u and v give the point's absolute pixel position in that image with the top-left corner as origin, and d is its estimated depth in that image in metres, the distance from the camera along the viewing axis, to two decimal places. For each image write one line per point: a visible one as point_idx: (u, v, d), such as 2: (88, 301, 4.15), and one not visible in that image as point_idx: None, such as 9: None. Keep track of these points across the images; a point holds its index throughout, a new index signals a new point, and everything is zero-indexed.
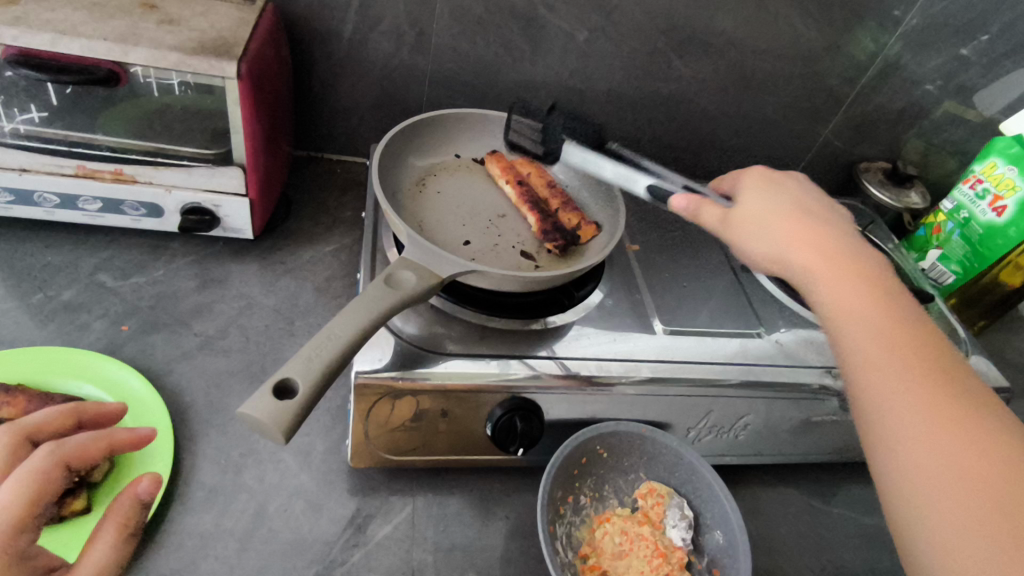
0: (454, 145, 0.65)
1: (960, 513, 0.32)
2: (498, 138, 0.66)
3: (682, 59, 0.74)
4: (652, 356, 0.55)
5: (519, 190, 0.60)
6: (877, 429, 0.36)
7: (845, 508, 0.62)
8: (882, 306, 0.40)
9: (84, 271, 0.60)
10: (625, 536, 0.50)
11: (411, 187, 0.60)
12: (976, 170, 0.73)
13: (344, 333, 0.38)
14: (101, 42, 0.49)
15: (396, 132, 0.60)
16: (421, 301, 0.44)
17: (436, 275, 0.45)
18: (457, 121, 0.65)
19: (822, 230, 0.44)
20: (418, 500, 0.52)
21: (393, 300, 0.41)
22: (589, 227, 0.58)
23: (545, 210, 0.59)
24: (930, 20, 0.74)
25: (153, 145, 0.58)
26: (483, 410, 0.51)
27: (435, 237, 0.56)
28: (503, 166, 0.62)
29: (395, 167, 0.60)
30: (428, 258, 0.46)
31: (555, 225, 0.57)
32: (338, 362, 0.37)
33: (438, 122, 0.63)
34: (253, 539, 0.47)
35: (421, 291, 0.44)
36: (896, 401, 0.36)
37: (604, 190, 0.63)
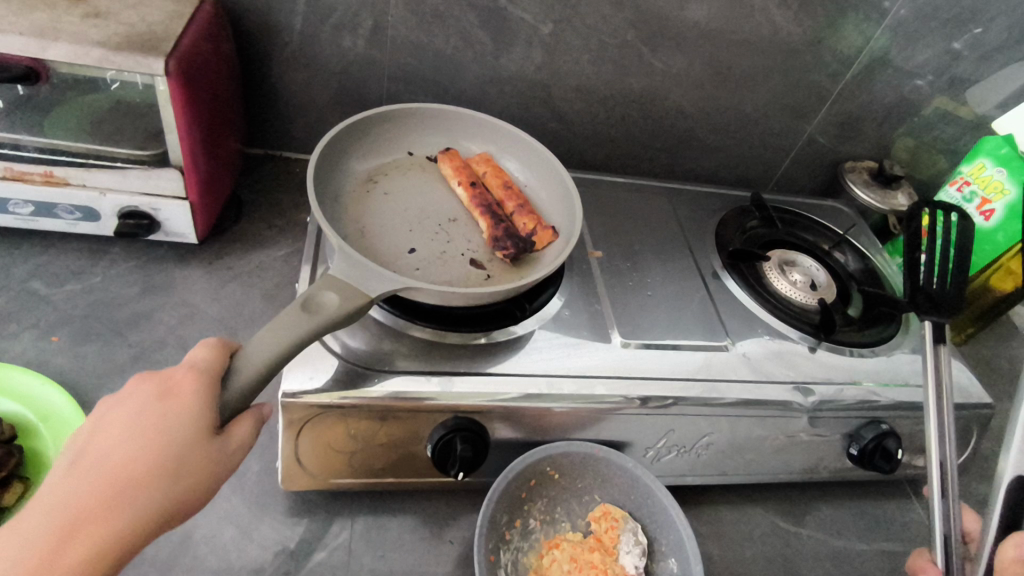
0: (408, 141, 0.63)
1: None
2: (451, 135, 0.64)
3: (654, 53, 0.70)
4: (608, 371, 0.52)
5: (470, 192, 0.58)
6: None
7: (815, 529, 0.59)
8: None
9: (17, 278, 0.58)
10: (573, 563, 0.48)
11: (355, 192, 0.58)
12: (965, 171, 0.71)
13: (259, 356, 0.37)
14: (17, 37, 0.46)
15: (341, 130, 0.58)
16: (346, 323, 0.41)
17: (364, 295, 0.42)
18: (408, 117, 0.62)
19: None
20: (357, 523, 0.50)
21: (307, 327, 0.39)
22: (544, 232, 0.56)
23: (499, 215, 0.56)
24: (920, 11, 0.70)
25: (85, 146, 0.55)
26: (424, 430, 0.48)
27: (377, 242, 0.54)
28: (456, 166, 0.60)
29: (338, 169, 0.58)
30: (356, 275, 0.43)
31: (507, 233, 0.55)
32: (255, 384, 0.37)
33: (386, 120, 0.61)
34: (176, 567, 0.45)
35: (344, 315, 0.41)
36: None
37: (562, 191, 0.61)
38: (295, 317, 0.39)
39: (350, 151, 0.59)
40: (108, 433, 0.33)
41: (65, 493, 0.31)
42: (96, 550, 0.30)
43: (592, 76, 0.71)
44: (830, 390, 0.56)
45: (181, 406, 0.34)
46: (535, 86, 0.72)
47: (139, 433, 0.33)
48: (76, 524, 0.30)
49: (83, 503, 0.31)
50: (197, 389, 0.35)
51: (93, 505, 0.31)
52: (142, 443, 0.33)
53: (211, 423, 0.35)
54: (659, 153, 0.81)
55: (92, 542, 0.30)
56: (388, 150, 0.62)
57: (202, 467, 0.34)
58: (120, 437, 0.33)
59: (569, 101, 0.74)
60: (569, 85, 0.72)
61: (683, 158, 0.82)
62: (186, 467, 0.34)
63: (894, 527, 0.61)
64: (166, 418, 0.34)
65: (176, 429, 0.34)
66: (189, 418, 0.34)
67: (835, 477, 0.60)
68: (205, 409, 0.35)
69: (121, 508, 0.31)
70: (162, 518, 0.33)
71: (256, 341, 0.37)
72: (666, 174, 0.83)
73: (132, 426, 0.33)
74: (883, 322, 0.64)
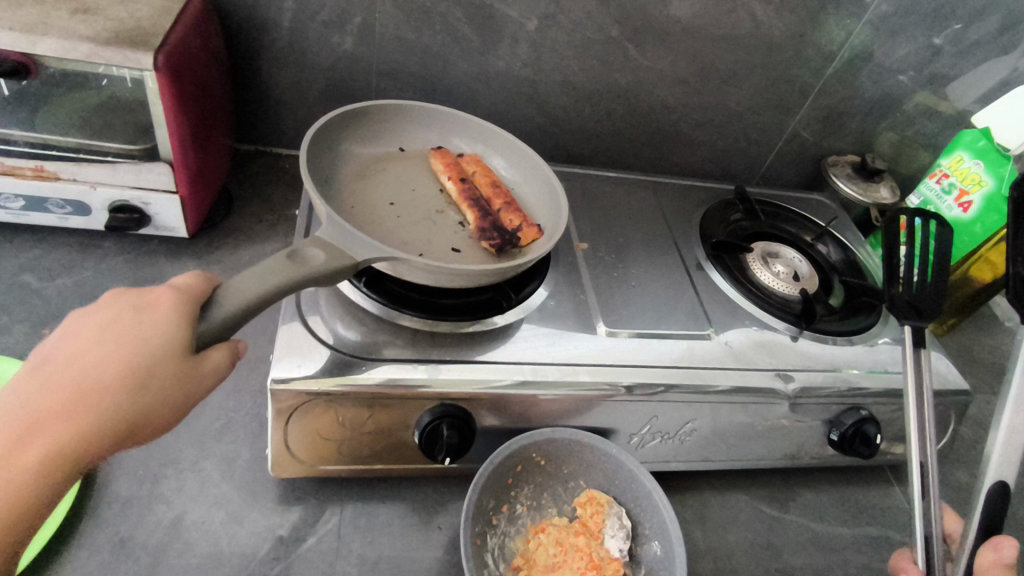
0: (403, 137, 0.64)
1: None
2: (443, 134, 0.66)
3: (639, 49, 0.71)
4: (592, 360, 0.53)
5: (459, 187, 0.59)
6: None
7: (797, 513, 0.60)
8: None
9: (8, 271, 0.58)
10: (559, 547, 0.49)
11: (347, 177, 0.59)
12: (943, 164, 0.72)
13: (244, 289, 0.38)
14: (6, 32, 0.47)
15: (335, 115, 0.59)
16: (326, 281, 0.42)
17: (349, 258, 0.44)
18: (405, 114, 0.64)
19: None
20: (346, 510, 0.51)
21: (292, 274, 0.40)
22: (530, 229, 0.56)
23: (485, 209, 0.57)
24: (899, 7, 0.71)
25: (76, 141, 0.55)
26: (411, 418, 0.49)
27: (366, 221, 0.56)
28: (446, 162, 0.61)
29: (330, 152, 0.59)
30: (346, 241, 0.45)
31: (494, 225, 0.56)
32: (236, 316, 0.37)
33: (378, 112, 0.62)
34: (167, 553, 0.45)
35: (326, 271, 0.42)
36: None
37: (550, 191, 0.62)
38: (281, 263, 0.40)
39: (346, 136, 0.61)
40: (80, 342, 0.34)
41: (32, 392, 0.33)
42: (57, 445, 0.32)
43: (578, 72, 0.72)
44: (810, 377, 0.57)
45: (153, 321, 0.35)
46: (522, 82, 0.73)
47: (109, 343, 0.34)
48: (39, 419, 0.32)
49: (47, 402, 0.32)
50: (173, 304, 0.36)
51: (54, 406, 0.32)
52: (113, 351, 0.34)
53: (182, 344, 0.35)
54: (644, 149, 0.82)
55: (51, 438, 0.32)
56: (380, 142, 0.63)
57: (170, 381, 0.35)
58: (90, 342, 0.34)
59: (556, 97, 0.75)
60: (556, 81, 0.73)
61: (670, 152, 0.83)
62: (152, 379, 0.34)
63: (874, 512, 0.62)
64: (137, 329, 0.35)
65: (146, 340, 0.34)
66: (161, 332, 0.35)
67: (817, 463, 0.61)
68: (177, 326, 0.35)
69: (84, 409, 0.33)
70: (127, 425, 0.34)
71: (242, 276, 0.38)
72: (653, 169, 0.84)
73: (105, 335, 0.35)
74: (864, 310, 0.66)
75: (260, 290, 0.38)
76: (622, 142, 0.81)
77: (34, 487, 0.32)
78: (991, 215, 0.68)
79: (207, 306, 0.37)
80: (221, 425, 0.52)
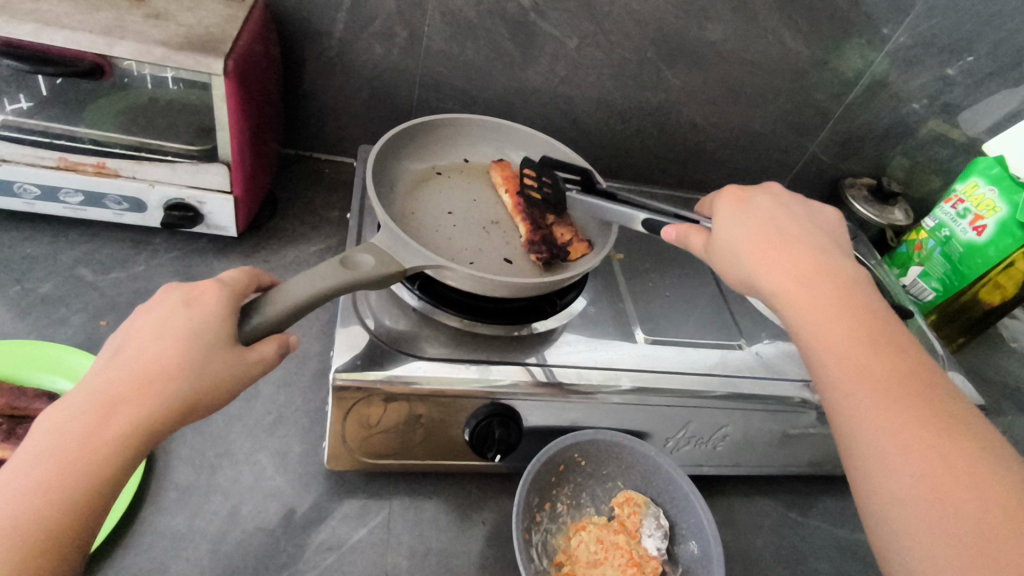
0: (464, 149, 0.68)
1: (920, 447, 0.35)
2: (499, 149, 0.69)
3: (671, 69, 0.74)
4: (633, 365, 0.55)
5: (516, 199, 0.62)
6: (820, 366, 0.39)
7: (820, 520, 0.62)
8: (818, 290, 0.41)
9: (64, 264, 0.60)
10: (600, 544, 0.51)
11: (410, 188, 0.62)
12: (958, 189, 0.73)
13: (293, 293, 0.41)
14: (86, 35, 0.49)
15: (395, 133, 0.62)
16: (377, 285, 0.45)
17: (398, 265, 0.46)
18: (468, 128, 0.67)
19: (782, 241, 0.44)
20: (394, 504, 0.52)
21: (343, 279, 0.42)
22: (580, 244, 0.59)
23: (538, 223, 0.60)
24: (918, 38, 0.74)
25: (138, 140, 0.57)
26: (460, 416, 0.50)
27: (425, 227, 0.59)
28: (506, 175, 0.64)
29: (391, 167, 0.62)
30: (397, 248, 0.48)
31: (543, 239, 0.58)
32: (286, 316, 0.40)
33: (443, 126, 0.66)
34: (226, 540, 0.47)
35: (375, 276, 0.45)
36: (845, 361, 0.38)
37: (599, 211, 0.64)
38: (333, 268, 0.43)
39: (407, 148, 0.64)
40: (139, 335, 0.37)
41: (105, 379, 0.35)
42: (128, 428, 0.34)
43: (612, 89, 0.75)
44: None
45: (202, 313, 0.38)
46: (557, 97, 0.75)
47: (164, 336, 0.37)
48: (110, 405, 0.34)
49: (115, 389, 0.35)
50: (217, 299, 0.39)
51: (125, 389, 0.35)
52: (172, 340, 0.37)
53: (230, 333, 0.38)
54: (670, 165, 0.85)
55: (127, 417, 0.34)
56: (443, 154, 0.66)
57: (222, 369, 0.37)
58: (152, 335, 0.37)
59: (589, 112, 0.78)
60: (591, 98, 0.76)
61: (694, 169, 0.86)
62: (206, 367, 0.37)
63: None
64: (192, 320, 0.38)
65: (201, 329, 0.38)
66: (212, 323, 0.38)
67: (839, 472, 0.64)
68: (222, 319, 0.39)
69: (150, 393, 0.35)
70: (186, 408, 0.36)
71: (295, 280, 0.41)
72: (678, 184, 0.87)
73: (163, 326, 0.38)
74: None
75: (307, 294, 0.41)
76: (649, 157, 0.84)
77: (110, 465, 0.33)
78: (1005, 239, 0.70)
79: (258, 306, 0.40)
80: (272, 419, 0.54)
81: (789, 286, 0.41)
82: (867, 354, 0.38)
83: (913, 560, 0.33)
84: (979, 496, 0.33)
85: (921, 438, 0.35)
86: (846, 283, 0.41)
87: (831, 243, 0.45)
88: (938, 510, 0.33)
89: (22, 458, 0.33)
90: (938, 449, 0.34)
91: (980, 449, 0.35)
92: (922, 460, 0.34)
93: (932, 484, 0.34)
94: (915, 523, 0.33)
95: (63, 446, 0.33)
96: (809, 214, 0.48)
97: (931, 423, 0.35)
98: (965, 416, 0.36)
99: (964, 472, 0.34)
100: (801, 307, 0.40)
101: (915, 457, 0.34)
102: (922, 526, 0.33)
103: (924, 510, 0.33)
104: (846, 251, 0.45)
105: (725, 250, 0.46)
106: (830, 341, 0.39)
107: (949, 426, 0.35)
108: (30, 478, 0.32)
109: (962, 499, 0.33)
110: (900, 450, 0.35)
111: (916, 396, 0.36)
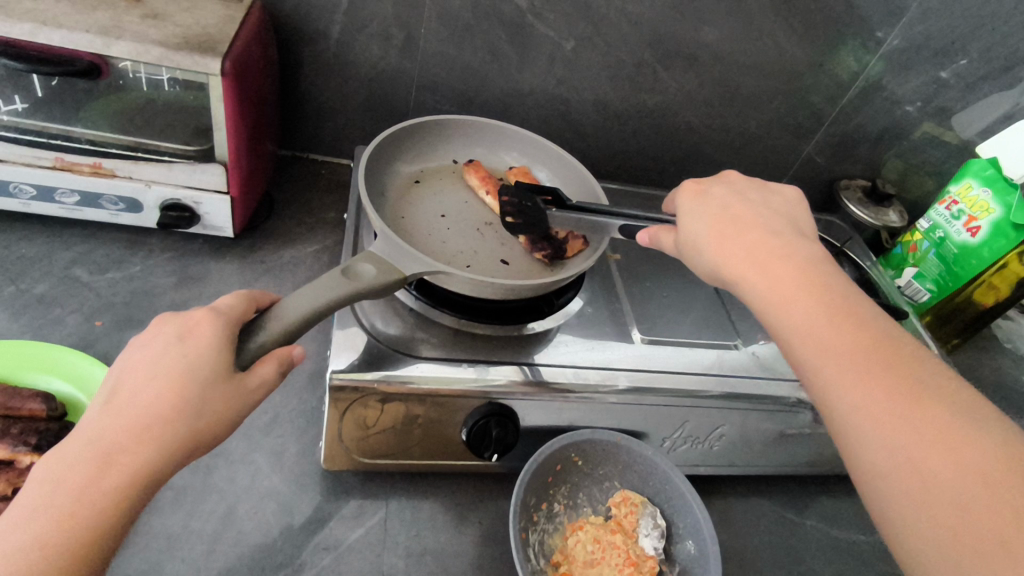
0: (455, 150, 0.68)
1: (890, 415, 0.34)
2: (493, 149, 0.69)
3: (667, 71, 0.75)
4: (630, 365, 0.55)
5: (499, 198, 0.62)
6: (790, 348, 0.38)
7: (817, 520, 0.62)
8: (778, 271, 0.41)
9: (60, 264, 0.60)
10: (597, 544, 0.51)
11: (401, 190, 0.63)
12: (952, 191, 0.74)
13: (296, 309, 0.40)
14: (83, 34, 0.49)
15: (385, 137, 0.62)
16: (381, 292, 0.45)
17: (399, 272, 0.46)
18: (460, 128, 0.67)
19: (741, 231, 0.44)
20: (391, 504, 0.52)
21: (346, 289, 0.42)
22: (576, 242, 0.59)
23: None
24: (912, 42, 0.75)
25: (134, 140, 0.57)
26: (456, 416, 0.50)
27: (417, 229, 0.59)
28: (481, 176, 0.64)
29: (383, 169, 0.62)
30: (395, 254, 0.48)
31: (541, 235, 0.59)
32: (289, 332, 0.40)
33: (434, 127, 0.66)
34: (221, 541, 0.47)
35: (376, 283, 0.44)
36: (811, 341, 0.37)
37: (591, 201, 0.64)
38: (336, 278, 0.43)
39: (400, 150, 0.64)
40: (133, 375, 0.36)
41: (101, 427, 0.34)
42: (129, 477, 0.33)
43: (608, 91, 0.76)
44: None
45: (199, 349, 0.37)
46: (554, 99, 0.76)
47: (160, 375, 0.36)
48: (109, 454, 0.33)
49: (113, 436, 0.33)
50: (214, 329, 0.38)
51: (123, 436, 0.34)
52: (170, 381, 0.35)
53: (229, 365, 0.37)
54: (667, 166, 0.85)
55: (128, 464, 0.33)
56: (436, 156, 0.67)
57: (223, 405, 0.37)
58: (147, 376, 0.36)
59: (586, 114, 0.78)
60: (587, 99, 0.76)
61: (691, 170, 0.86)
62: (207, 407, 0.36)
63: None
64: (189, 358, 0.36)
65: (198, 367, 0.36)
66: (209, 358, 0.37)
67: (835, 472, 0.64)
68: (221, 349, 0.37)
69: (152, 437, 0.34)
70: (189, 448, 0.35)
71: (297, 295, 0.41)
72: (675, 185, 0.88)
73: (157, 365, 0.36)
74: None
75: (309, 308, 0.41)
76: (645, 159, 0.84)
77: (119, 510, 0.33)
78: (999, 240, 0.70)
79: (261, 323, 0.40)
80: (268, 419, 0.54)
81: (749, 274, 0.41)
82: (830, 335, 0.37)
83: (909, 540, 0.32)
84: (953, 454, 0.32)
85: (893, 411, 0.34)
86: (808, 262, 0.41)
87: (790, 227, 0.45)
88: (923, 483, 0.32)
89: (15, 513, 0.31)
90: (913, 414, 0.34)
91: (956, 415, 0.33)
92: (895, 427, 0.34)
93: (910, 459, 0.33)
94: (901, 499, 0.33)
95: (65, 497, 0.31)
96: (768, 203, 0.48)
97: (903, 390, 0.35)
98: (939, 382, 0.35)
99: (940, 440, 0.33)
100: (765, 293, 0.40)
101: (892, 424, 0.34)
102: (911, 503, 0.32)
103: (903, 474, 0.33)
104: (805, 235, 0.45)
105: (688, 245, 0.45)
106: (793, 321, 0.38)
107: (920, 388, 0.35)
108: (32, 535, 0.30)
109: (937, 458, 0.32)
110: (874, 420, 0.34)
111: (887, 369, 0.35)
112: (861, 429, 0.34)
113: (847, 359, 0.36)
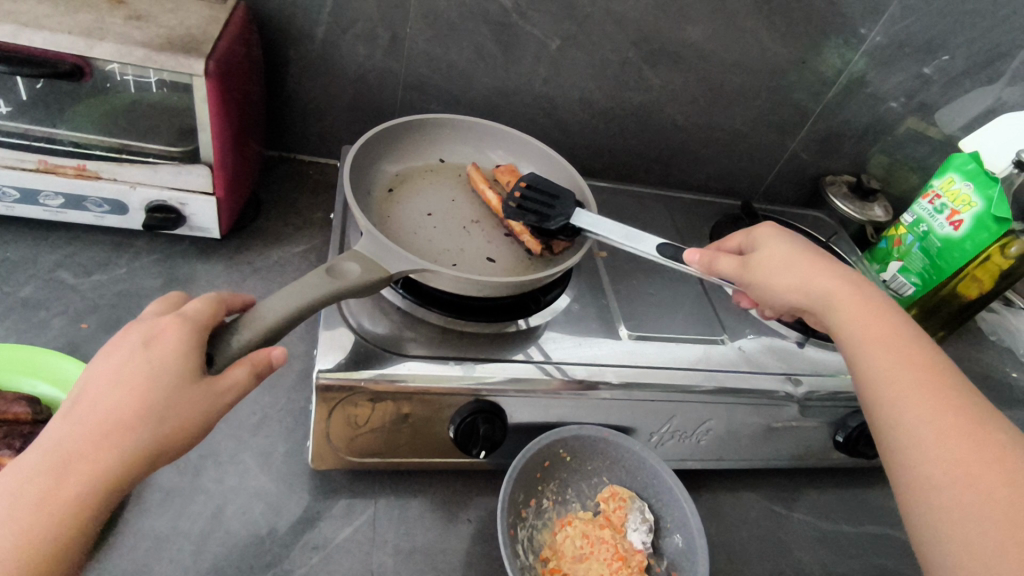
0: (442, 149, 0.68)
1: (949, 433, 0.37)
2: (479, 148, 0.69)
3: (652, 69, 0.75)
4: (617, 361, 0.56)
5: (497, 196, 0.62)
6: (863, 366, 0.42)
7: (804, 512, 0.63)
8: (859, 302, 0.45)
9: (44, 267, 0.59)
10: (585, 539, 0.51)
11: (387, 190, 0.63)
12: (935, 185, 0.75)
13: (271, 312, 0.40)
14: (65, 36, 0.49)
15: (373, 136, 0.62)
16: (365, 292, 0.46)
17: (383, 269, 0.47)
18: (446, 127, 0.67)
19: (827, 265, 0.48)
20: (380, 502, 0.52)
21: (328, 289, 0.43)
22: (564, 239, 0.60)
23: None
24: (894, 38, 0.75)
25: (120, 142, 0.57)
26: (443, 414, 0.51)
27: (405, 228, 0.59)
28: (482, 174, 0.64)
29: (370, 169, 0.63)
30: (382, 253, 0.48)
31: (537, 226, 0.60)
32: (259, 338, 0.40)
33: (419, 126, 0.66)
34: (209, 541, 0.47)
35: (361, 282, 0.45)
36: (885, 361, 0.41)
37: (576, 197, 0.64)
38: (319, 277, 0.43)
39: (386, 149, 0.64)
40: (96, 381, 0.35)
41: (62, 435, 0.33)
42: (89, 485, 0.33)
43: (594, 89, 0.76)
44: (819, 380, 0.60)
45: (163, 354, 0.36)
46: (540, 98, 0.76)
47: (123, 384, 0.35)
48: (66, 464, 0.33)
49: (73, 444, 0.33)
50: (179, 333, 0.37)
51: (83, 444, 0.33)
52: (133, 388, 0.35)
53: (195, 369, 0.36)
54: (653, 163, 0.85)
55: (85, 473, 0.33)
56: (422, 155, 0.67)
57: (188, 411, 0.36)
58: (108, 382, 0.35)
59: (572, 113, 0.78)
60: (573, 97, 0.77)
61: (677, 167, 0.86)
62: (171, 413, 0.35)
63: (878, 511, 0.65)
64: (152, 364, 0.35)
65: (162, 372, 0.35)
66: (173, 363, 0.36)
67: (822, 464, 0.64)
68: (187, 354, 0.36)
69: (113, 446, 0.33)
70: (154, 454, 0.35)
71: (271, 299, 0.41)
72: (662, 182, 0.88)
73: (121, 371, 0.35)
74: None
75: (291, 308, 0.41)
76: (632, 156, 0.84)
77: (81, 517, 0.33)
78: (981, 233, 0.70)
79: (235, 326, 0.40)
80: (256, 420, 0.54)
81: (837, 299, 0.45)
82: (904, 360, 0.41)
83: (950, 542, 0.35)
84: (1003, 473, 0.35)
85: (952, 428, 0.37)
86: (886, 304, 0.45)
87: None
88: (972, 493, 0.35)
89: None
90: (970, 434, 0.37)
91: (1006, 441, 0.36)
92: (953, 443, 0.37)
93: (963, 471, 0.36)
94: (948, 505, 0.35)
95: (24, 506, 0.31)
96: None
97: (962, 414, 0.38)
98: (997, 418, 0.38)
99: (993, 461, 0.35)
100: (850, 317, 0.44)
101: (949, 439, 0.37)
102: (956, 511, 0.35)
103: (955, 482, 0.35)
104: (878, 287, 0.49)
105: (759, 266, 0.49)
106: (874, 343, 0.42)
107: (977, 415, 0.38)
108: None
109: (988, 474, 0.35)
110: (934, 434, 0.37)
111: (948, 394, 0.39)
112: (921, 440, 0.38)
113: (915, 381, 0.40)
